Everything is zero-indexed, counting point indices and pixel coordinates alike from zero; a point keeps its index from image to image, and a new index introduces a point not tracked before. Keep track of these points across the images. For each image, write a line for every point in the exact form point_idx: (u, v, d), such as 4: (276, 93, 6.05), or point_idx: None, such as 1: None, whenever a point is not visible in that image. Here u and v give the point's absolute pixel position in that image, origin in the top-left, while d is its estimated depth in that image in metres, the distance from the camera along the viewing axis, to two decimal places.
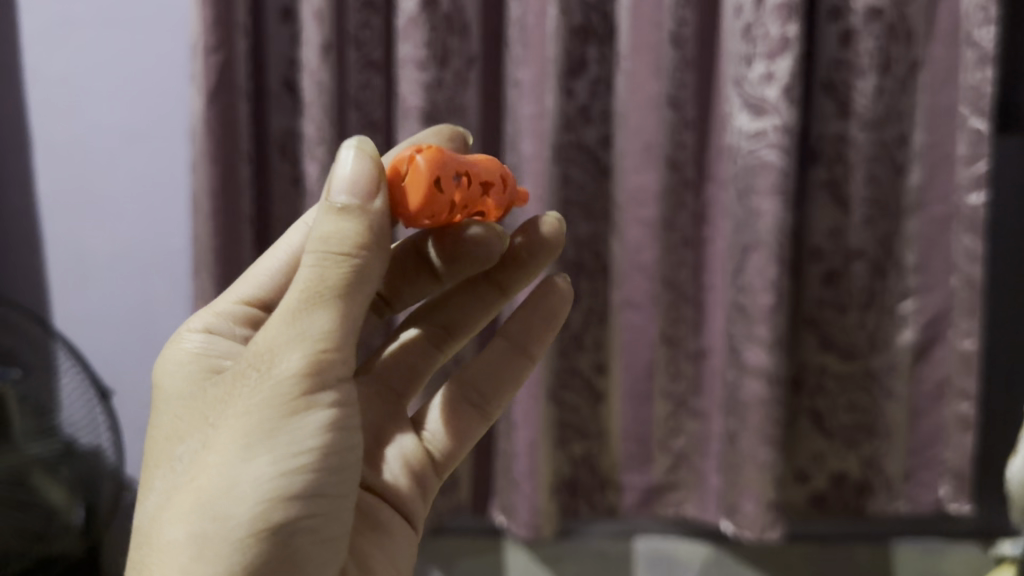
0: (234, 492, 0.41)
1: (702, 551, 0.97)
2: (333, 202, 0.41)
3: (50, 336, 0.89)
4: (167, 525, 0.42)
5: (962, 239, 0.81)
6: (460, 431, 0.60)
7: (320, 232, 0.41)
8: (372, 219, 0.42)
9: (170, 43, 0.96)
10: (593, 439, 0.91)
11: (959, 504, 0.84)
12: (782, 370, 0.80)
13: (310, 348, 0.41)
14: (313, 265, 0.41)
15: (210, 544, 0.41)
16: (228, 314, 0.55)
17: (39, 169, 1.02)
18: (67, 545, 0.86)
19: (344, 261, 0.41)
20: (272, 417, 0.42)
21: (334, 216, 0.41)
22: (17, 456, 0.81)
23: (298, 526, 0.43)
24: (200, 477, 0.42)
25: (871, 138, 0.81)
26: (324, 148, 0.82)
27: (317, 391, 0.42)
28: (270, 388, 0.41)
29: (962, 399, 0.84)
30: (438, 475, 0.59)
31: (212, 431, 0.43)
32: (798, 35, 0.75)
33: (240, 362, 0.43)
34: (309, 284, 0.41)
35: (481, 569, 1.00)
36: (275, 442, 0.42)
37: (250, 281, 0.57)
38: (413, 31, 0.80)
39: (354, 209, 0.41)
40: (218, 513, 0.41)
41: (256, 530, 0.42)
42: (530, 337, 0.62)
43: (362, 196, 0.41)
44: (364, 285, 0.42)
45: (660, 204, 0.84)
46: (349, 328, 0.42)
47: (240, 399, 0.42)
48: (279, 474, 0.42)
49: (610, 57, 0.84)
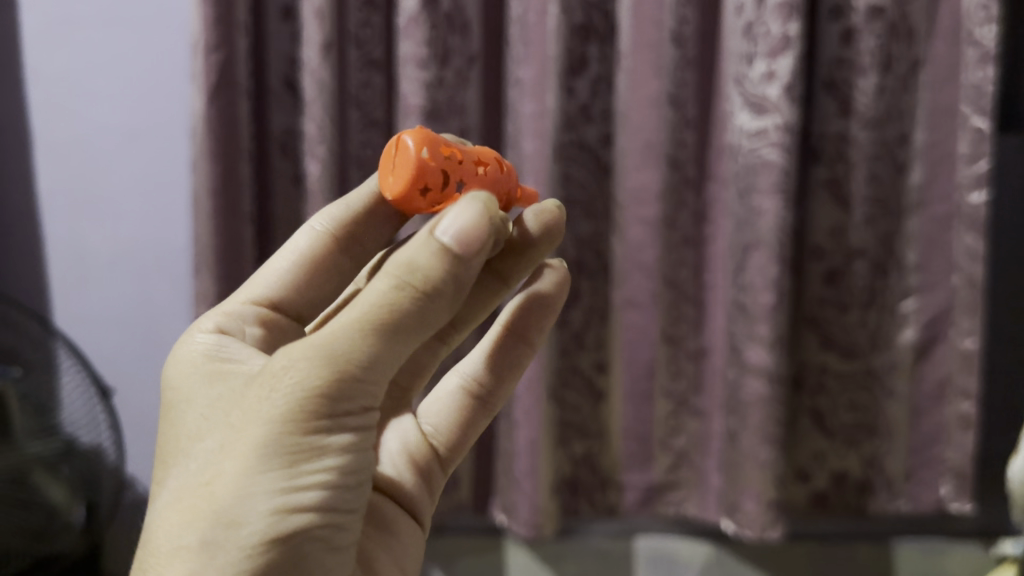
0: (247, 501, 0.40)
1: (703, 550, 0.97)
2: (433, 238, 0.41)
3: (50, 335, 0.89)
4: (177, 526, 0.41)
5: (964, 237, 0.81)
6: (463, 424, 0.61)
7: (406, 260, 0.41)
8: (458, 261, 0.41)
9: (170, 42, 0.96)
10: (593, 438, 0.91)
11: (961, 504, 0.84)
12: (782, 369, 0.80)
13: (345, 365, 0.40)
14: (385, 289, 0.40)
15: (220, 552, 0.40)
16: (239, 314, 0.54)
17: (40, 168, 1.02)
18: (66, 542, 0.86)
19: (415, 293, 0.40)
20: (295, 431, 0.40)
21: (432, 252, 0.41)
22: (17, 454, 0.81)
23: (308, 539, 0.42)
24: (214, 482, 0.41)
25: (872, 137, 0.81)
26: (324, 146, 0.82)
27: (345, 409, 0.41)
28: (295, 403, 0.40)
29: (963, 398, 0.83)
30: (444, 470, 0.60)
31: (232, 436, 0.41)
32: (799, 33, 0.75)
33: (267, 369, 0.41)
34: (372, 307, 0.40)
35: (482, 567, 1.00)
36: (295, 456, 0.40)
37: (260, 283, 0.57)
38: (413, 29, 0.80)
39: (452, 253, 0.41)
40: (230, 520, 0.40)
41: (267, 542, 0.40)
42: (529, 326, 0.61)
43: (466, 246, 0.41)
44: (416, 313, 0.41)
45: (661, 203, 0.84)
46: (387, 350, 0.41)
47: (265, 410, 0.40)
48: (295, 488, 0.41)
49: (611, 56, 0.84)
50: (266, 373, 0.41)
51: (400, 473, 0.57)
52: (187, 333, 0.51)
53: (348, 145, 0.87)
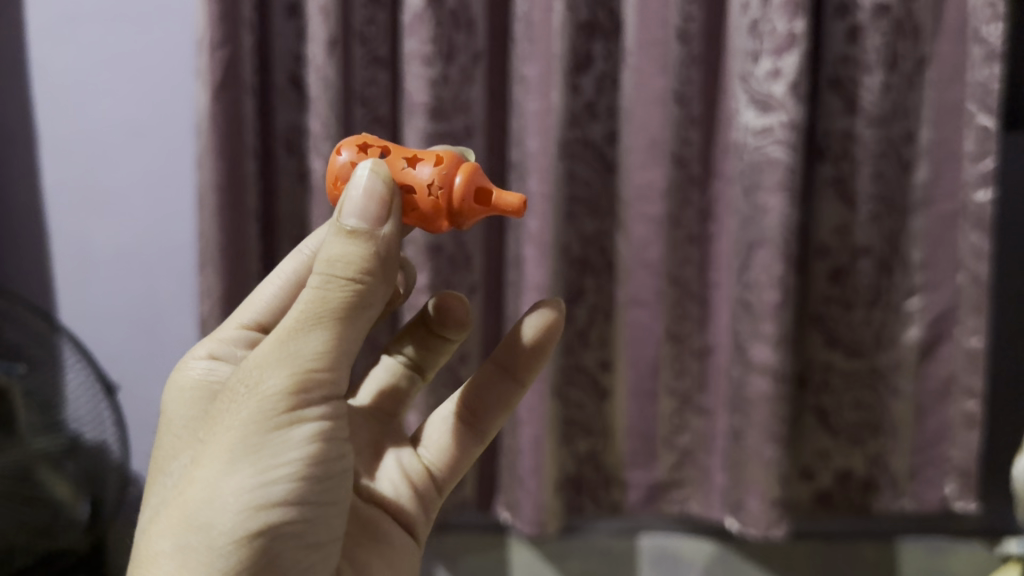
0: (215, 504, 0.43)
1: (707, 548, 0.97)
2: (342, 225, 0.43)
3: (54, 331, 0.88)
4: (156, 536, 0.44)
5: (969, 236, 0.81)
6: (456, 450, 0.62)
7: (326, 255, 0.43)
8: (378, 244, 0.43)
9: (175, 39, 0.96)
10: (598, 437, 0.91)
11: (965, 502, 0.85)
12: (787, 367, 0.80)
13: (299, 365, 0.43)
14: (316, 286, 0.43)
15: (194, 553, 0.43)
16: (231, 339, 0.59)
17: (44, 164, 1.02)
18: (74, 540, 0.86)
19: (345, 284, 0.42)
20: (256, 432, 0.43)
21: (344, 239, 0.42)
22: (21, 450, 0.82)
23: (279, 535, 0.44)
24: (185, 491, 0.44)
25: (877, 134, 0.81)
26: (329, 144, 0.82)
27: (304, 406, 0.44)
28: (255, 406, 0.43)
29: (968, 396, 0.83)
30: (440, 493, 0.62)
31: (201, 447, 0.45)
32: (805, 31, 0.75)
33: (231, 380, 0.45)
34: (310, 304, 0.43)
35: (485, 565, 1.00)
36: (258, 455, 0.43)
37: (255, 306, 0.61)
38: (419, 26, 0.79)
39: (363, 233, 0.42)
40: (201, 524, 0.43)
41: (236, 539, 0.43)
42: (513, 363, 0.61)
43: (372, 220, 0.43)
44: (357, 305, 0.43)
45: (666, 201, 0.84)
46: (341, 347, 0.44)
47: (228, 416, 0.44)
48: (262, 485, 0.43)
49: (616, 53, 0.84)
50: (230, 384, 0.45)
51: (397, 491, 0.59)
52: (185, 361, 0.57)
53: None
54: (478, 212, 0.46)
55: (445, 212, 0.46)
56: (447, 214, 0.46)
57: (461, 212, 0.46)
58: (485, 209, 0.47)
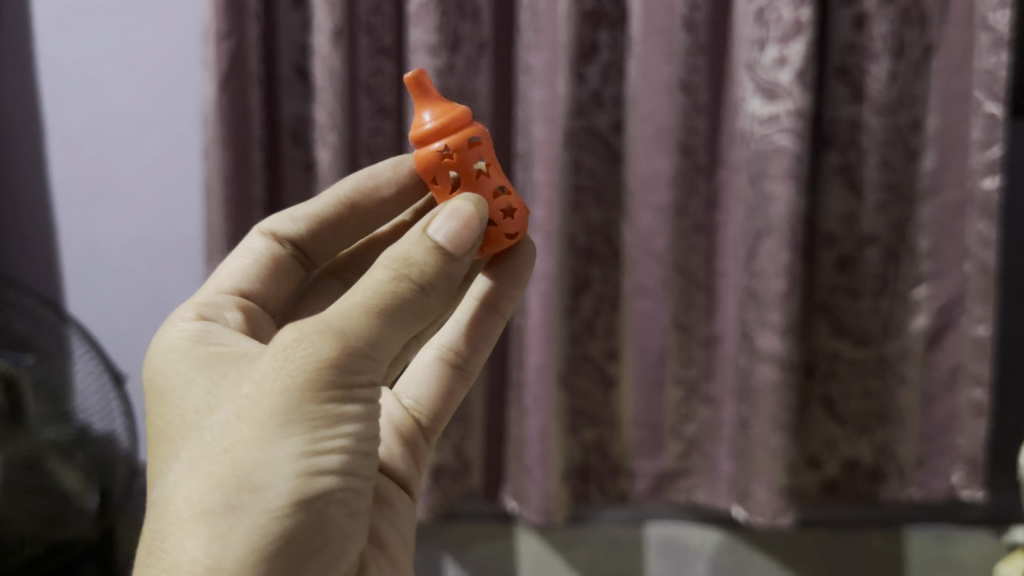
0: (268, 466, 0.42)
1: (714, 537, 0.97)
2: (427, 238, 0.46)
3: (61, 320, 0.88)
4: (198, 494, 0.43)
5: (976, 224, 0.80)
6: (441, 395, 0.62)
7: (402, 254, 0.46)
8: (453, 264, 0.47)
9: (182, 30, 0.96)
10: (604, 425, 0.91)
11: (972, 491, 0.84)
12: (794, 355, 0.80)
13: (352, 342, 0.43)
14: (385, 279, 0.45)
15: (245, 511, 0.42)
16: (220, 303, 0.57)
17: (52, 156, 1.02)
18: (83, 529, 0.87)
19: (414, 283, 0.45)
20: (311, 400, 0.43)
21: (425, 249, 0.46)
22: (30, 439, 0.82)
23: (329, 503, 0.44)
24: (233, 450, 0.43)
25: (883, 122, 0.80)
26: (336, 134, 0.82)
27: (358, 382, 0.44)
28: (310, 373, 0.43)
29: (974, 385, 0.83)
30: (427, 439, 0.62)
31: (246, 405, 0.44)
32: (812, 19, 0.75)
33: (279, 345, 0.44)
34: (374, 292, 0.45)
35: (493, 555, 1.00)
36: (313, 421, 0.43)
37: (225, 278, 0.61)
38: (424, 16, 0.79)
39: (444, 251, 0.46)
40: (253, 484, 0.42)
41: (288, 503, 0.43)
42: (502, 297, 0.61)
43: (457, 246, 0.46)
44: (419, 303, 0.46)
45: (672, 189, 0.84)
46: (390, 334, 0.45)
47: (278, 380, 0.43)
48: (315, 450, 0.43)
49: (622, 42, 0.84)
50: (275, 349, 0.44)
51: (389, 451, 0.59)
52: (172, 323, 0.53)
53: (359, 133, 0.87)
54: (447, 115, 0.48)
55: (452, 142, 0.48)
56: (459, 138, 0.48)
57: (448, 131, 0.48)
58: (427, 106, 0.49)
